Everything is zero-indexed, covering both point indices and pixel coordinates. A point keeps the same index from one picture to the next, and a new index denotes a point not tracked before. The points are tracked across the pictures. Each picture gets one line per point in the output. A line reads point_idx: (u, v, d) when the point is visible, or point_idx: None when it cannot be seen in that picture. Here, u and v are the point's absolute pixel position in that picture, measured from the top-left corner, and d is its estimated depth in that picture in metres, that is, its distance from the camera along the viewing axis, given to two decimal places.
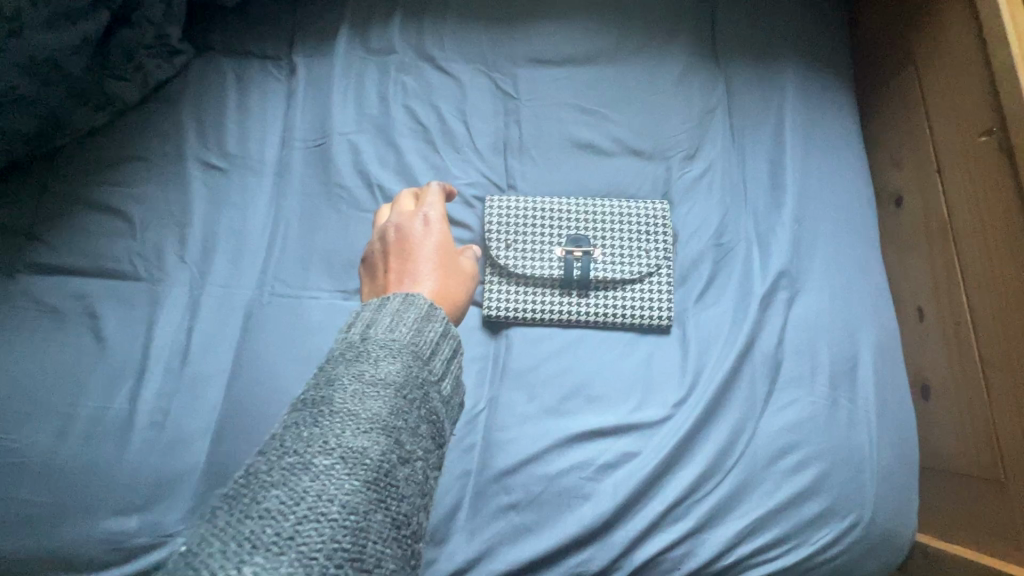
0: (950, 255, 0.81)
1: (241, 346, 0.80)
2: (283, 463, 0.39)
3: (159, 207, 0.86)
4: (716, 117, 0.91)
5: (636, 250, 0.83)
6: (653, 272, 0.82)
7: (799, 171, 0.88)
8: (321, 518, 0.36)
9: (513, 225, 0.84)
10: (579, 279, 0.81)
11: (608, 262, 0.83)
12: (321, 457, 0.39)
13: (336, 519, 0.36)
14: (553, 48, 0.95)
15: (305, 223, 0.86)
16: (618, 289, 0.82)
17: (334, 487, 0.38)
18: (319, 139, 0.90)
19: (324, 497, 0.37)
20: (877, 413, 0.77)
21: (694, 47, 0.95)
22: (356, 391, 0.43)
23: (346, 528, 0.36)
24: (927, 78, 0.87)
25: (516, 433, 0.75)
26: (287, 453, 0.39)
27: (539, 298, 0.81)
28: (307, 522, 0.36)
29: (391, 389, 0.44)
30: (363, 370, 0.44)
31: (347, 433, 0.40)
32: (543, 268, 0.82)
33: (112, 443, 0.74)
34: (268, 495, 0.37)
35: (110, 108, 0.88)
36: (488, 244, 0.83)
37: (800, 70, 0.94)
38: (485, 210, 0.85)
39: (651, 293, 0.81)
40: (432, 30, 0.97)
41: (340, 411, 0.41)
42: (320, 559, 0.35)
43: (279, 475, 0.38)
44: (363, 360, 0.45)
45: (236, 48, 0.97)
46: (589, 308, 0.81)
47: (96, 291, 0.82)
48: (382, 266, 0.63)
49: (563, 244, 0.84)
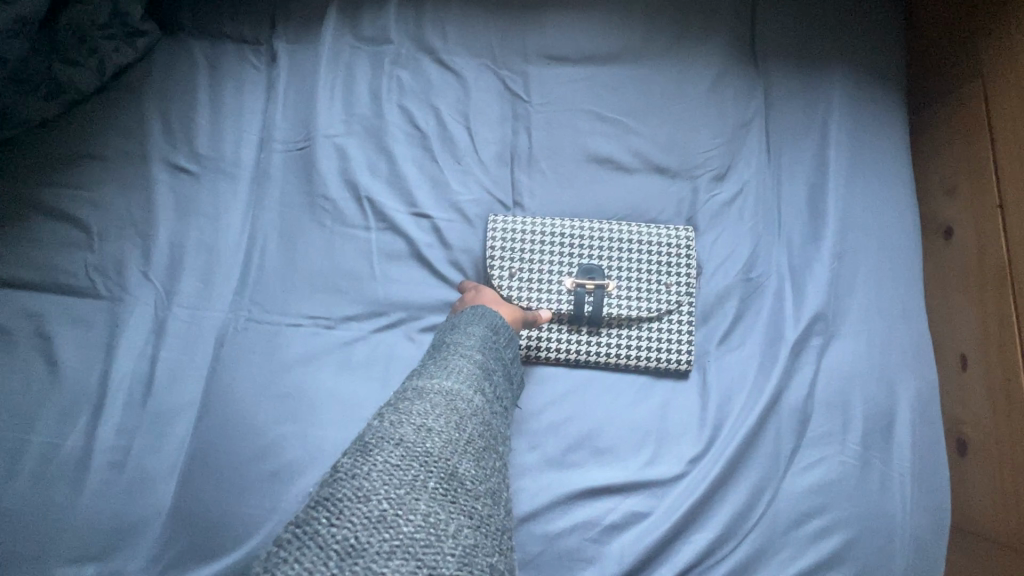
0: (1004, 300, 0.72)
1: (211, 378, 0.71)
2: (435, 350, 0.55)
3: (121, 214, 0.76)
4: (751, 132, 0.81)
5: (654, 284, 0.74)
6: (673, 309, 0.74)
7: (841, 197, 0.78)
8: (465, 364, 0.52)
9: (518, 251, 0.75)
10: (590, 315, 0.73)
11: (623, 297, 0.74)
12: (449, 355, 0.53)
13: (475, 366, 0.53)
14: (570, 43, 0.84)
15: (285, 239, 0.77)
16: (632, 327, 0.73)
17: (462, 362, 0.52)
18: (302, 141, 0.80)
19: (458, 365, 0.51)
20: (912, 474, 0.69)
21: (729, 49, 0.84)
22: (465, 327, 0.59)
23: (481, 373, 0.52)
24: (996, 96, 0.77)
25: (515, 487, 0.67)
26: (427, 360, 0.54)
27: (546, 334, 0.73)
28: (458, 361, 0.52)
29: (493, 320, 0.61)
30: (465, 321, 0.61)
31: (464, 344, 0.55)
32: (550, 301, 0.74)
33: (63, 486, 0.65)
34: (422, 372, 0.51)
35: (63, 96, 0.78)
36: (490, 271, 0.75)
37: (848, 81, 0.84)
38: (487, 230, 0.76)
39: (669, 334, 0.73)
40: (433, 17, 0.85)
41: (457, 336, 0.57)
42: (472, 376, 0.51)
43: (425, 365, 0.52)
44: (464, 317, 0.62)
45: (209, 30, 0.85)
46: (599, 347, 0.73)
47: (48, 310, 0.73)
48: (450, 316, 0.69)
49: (573, 274, 0.75)
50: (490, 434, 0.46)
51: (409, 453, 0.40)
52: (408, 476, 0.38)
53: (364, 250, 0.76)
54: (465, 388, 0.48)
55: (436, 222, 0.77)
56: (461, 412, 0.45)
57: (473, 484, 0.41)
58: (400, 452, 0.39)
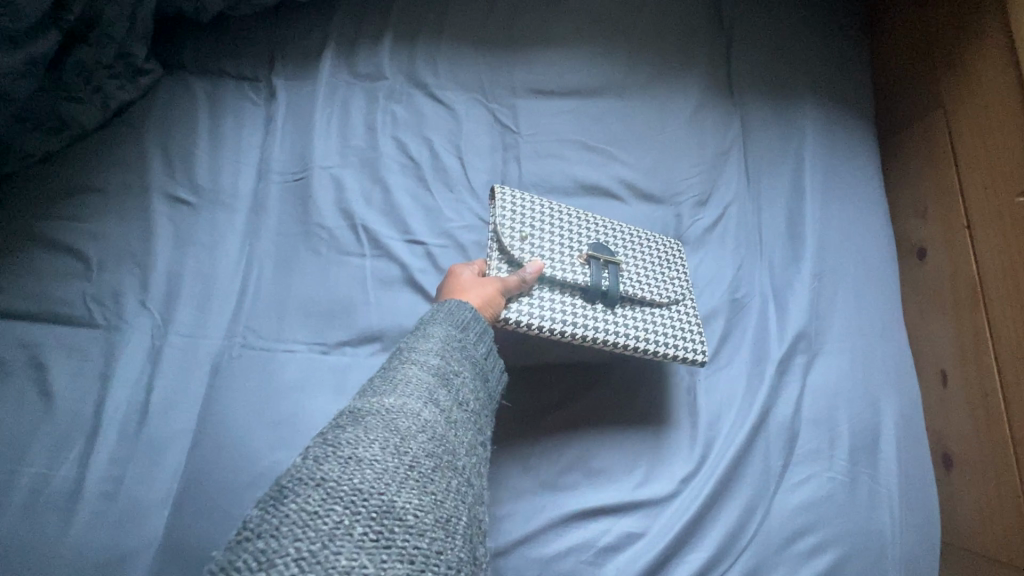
0: (978, 317, 0.76)
1: (206, 406, 0.72)
2: (387, 361, 0.52)
3: (120, 245, 0.78)
4: (730, 159, 0.85)
5: (660, 275, 0.74)
6: (679, 300, 0.73)
7: (818, 220, 0.82)
8: (414, 377, 0.49)
9: (529, 220, 0.72)
10: (607, 289, 0.69)
11: (633, 281, 0.72)
12: (396, 370, 0.50)
13: (427, 377, 0.49)
14: (556, 77, 0.88)
15: (281, 266, 0.78)
16: (645, 312, 0.72)
17: (407, 379, 0.48)
18: (299, 173, 0.82)
19: (401, 383, 0.48)
20: (899, 489, 0.71)
21: (707, 82, 0.89)
22: (418, 336, 0.56)
23: (432, 384, 0.49)
24: (957, 126, 0.81)
25: (509, 510, 0.67)
26: (374, 377, 0.50)
27: (561, 308, 0.67)
28: (406, 375, 0.49)
29: (457, 320, 0.58)
30: (421, 329, 0.57)
31: (413, 356, 0.52)
32: (566, 271, 0.69)
33: (52, 518, 0.65)
34: (363, 393, 0.47)
35: (66, 132, 0.80)
36: (499, 239, 0.70)
37: (819, 111, 0.89)
38: (495, 196, 0.72)
39: (678, 323, 0.72)
40: (425, 54, 0.89)
41: (409, 348, 0.54)
42: (420, 391, 0.47)
43: (368, 385, 0.49)
44: (421, 325, 0.58)
45: (210, 67, 0.89)
46: (616, 327, 0.69)
47: (43, 340, 0.73)
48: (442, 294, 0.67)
49: (585, 250, 0.72)
50: (438, 455, 0.43)
51: (332, 495, 0.36)
52: (328, 523, 0.34)
53: (360, 275, 0.78)
54: (410, 405, 0.45)
55: (430, 249, 0.79)
56: (401, 434, 0.42)
57: (414, 516, 0.37)
58: (320, 494, 0.36)
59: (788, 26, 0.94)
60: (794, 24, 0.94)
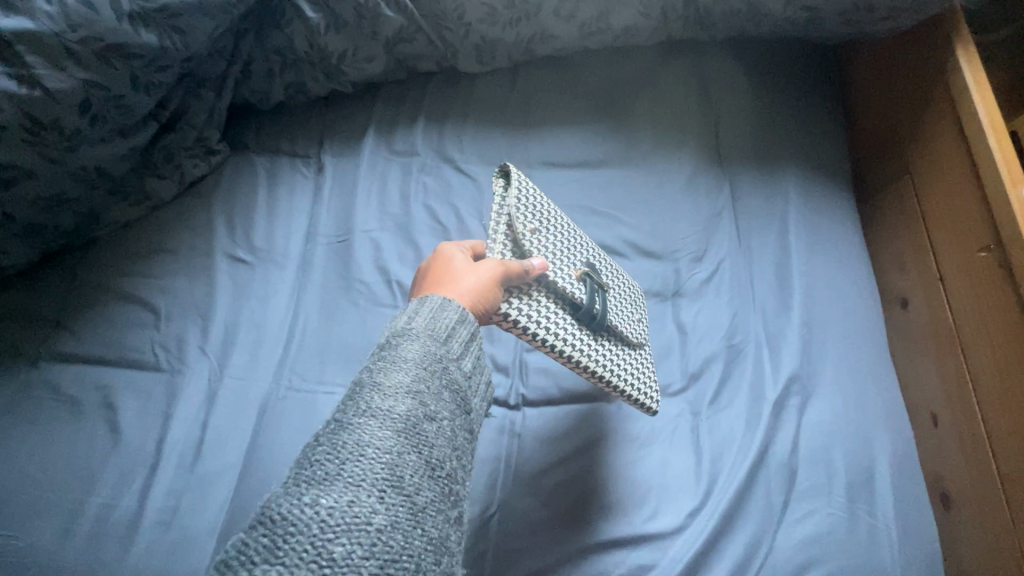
0: (959, 362, 0.82)
1: (254, 442, 0.79)
2: (350, 398, 0.49)
3: (185, 299, 0.89)
4: (723, 221, 0.96)
5: (632, 318, 0.80)
6: (644, 344, 0.80)
7: (804, 272, 0.91)
8: (365, 457, 0.44)
9: (539, 216, 0.74)
10: (598, 311, 0.72)
11: (615, 313, 0.77)
12: (357, 418, 0.47)
13: (391, 430, 0.47)
14: (566, 152, 1.01)
15: (324, 317, 0.88)
16: (620, 347, 0.76)
17: (368, 435, 0.46)
18: (342, 236, 0.94)
19: (361, 443, 0.45)
20: (896, 525, 0.75)
21: (699, 154, 1.01)
22: (387, 363, 0.52)
23: (386, 466, 0.45)
24: (924, 191, 0.91)
25: (528, 543, 0.73)
26: (333, 421, 0.48)
27: (554, 316, 0.69)
28: (366, 432, 0.46)
29: (429, 341, 0.55)
30: (390, 351, 0.53)
31: (377, 397, 0.49)
32: (567, 281, 0.72)
33: (116, 544, 0.72)
34: (317, 451, 0.45)
35: (146, 202, 0.93)
36: (510, 228, 0.71)
37: (801, 178, 1.00)
38: (509, 181, 0.74)
39: (643, 367, 0.78)
40: (452, 133, 1.03)
41: (374, 381, 0.50)
42: (382, 455, 0.45)
43: (325, 437, 0.46)
44: (390, 344, 0.54)
45: (268, 146, 1.03)
46: (597, 351, 0.72)
47: (115, 382, 0.83)
48: (442, 267, 0.68)
49: (581, 267, 0.75)
50: (397, 540, 0.42)
51: None
52: None
53: None
54: (368, 477, 0.43)
55: None
56: (356, 523, 0.41)
57: None
58: None
59: (771, 105, 1.06)
60: (776, 102, 1.06)
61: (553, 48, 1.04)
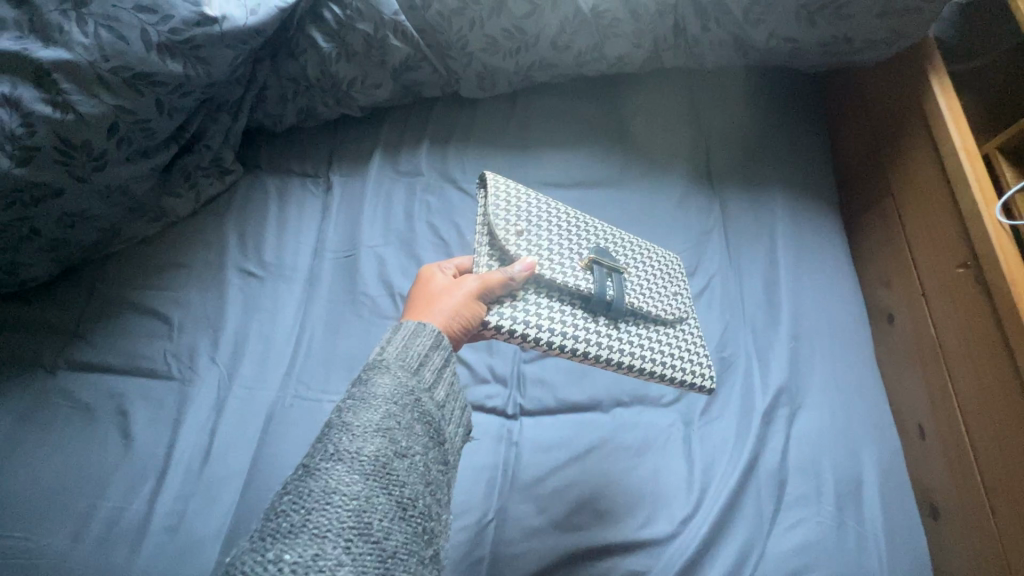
0: (942, 373, 0.85)
1: (260, 449, 0.82)
2: (320, 442, 0.53)
3: (198, 311, 0.93)
4: (713, 238, 1.00)
5: (662, 293, 0.84)
6: (685, 317, 0.84)
7: (791, 287, 0.94)
8: (331, 505, 0.47)
9: (527, 215, 0.78)
10: (612, 298, 0.77)
11: (637, 291, 0.81)
12: (326, 463, 0.50)
13: (359, 475, 0.50)
14: (563, 172, 1.05)
15: (330, 329, 0.92)
16: (647, 327, 0.80)
17: (336, 481, 0.49)
18: (348, 251, 0.99)
19: (329, 489, 0.48)
20: (884, 535, 0.76)
21: (691, 175, 1.06)
22: (357, 405, 0.56)
23: (352, 512, 0.48)
24: (904, 207, 0.95)
25: (525, 548, 0.75)
26: (303, 467, 0.51)
27: (564, 313, 0.74)
28: (335, 478, 0.49)
29: (399, 380, 0.59)
30: (360, 392, 0.57)
31: (346, 441, 0.52)
32: (571, 276, 0.76)
33: (124, 548, 0.74)
34: (286, 499, 0.48)
35: (163, 219, 0.98)
36: (492, 233, 0.75)
37: (788, 197, 1.04)
38: (489, 186, 0.78)
39: (683, 341, 0.83)
40: (455, 154, 1.08)
41: (344, 425, 0.54)
42: (350, 500, 0.48)
43: (294, 485, 0.49)
44: (360, 385, 0.58)
45: (280, 166, 1.08)
46: (619, 338, 0.77)
47: (129, 391, 0.86)
48: (427, 288, 0.73)
49: (586, 254, 0.79)
50: None
51: None
52: None
53: None
54: (336, 524, 0.47)
55: None
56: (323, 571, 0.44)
57: None
58: None
59: (760, 128, 1.11)
60: (763, 124, 1.11)
61: (551, 75, 1.10)
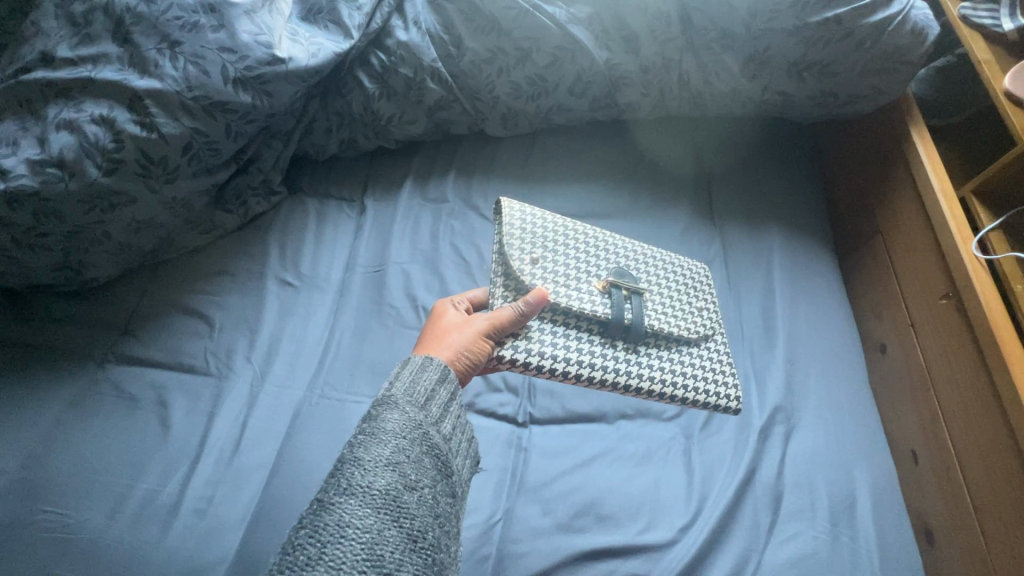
0: (931, 400, 0.89)
1: (286, 442, 0.88)
2: (334, 477, 0.57)
3: (238, 314, 1.01)
4: (714, 267, 1.07)
5: (691, 309, 0.92)
6: (712, 335, 0.92)
7: (787, 315, 1.01)
8: (345, 538, 0.51)
9: (541, 245, 0.86)
10: (630, 322, 0.84)
11: (657, 314, 0.88)
12: (340, 497, 0.54)
13: (370, 509, 0.54)
14: (576, 203, 1.15)
15: (356, 335, 1.00)
16: (668, 348, 0.87)
17: (349, 516, 0.53)
18: (377, 267, 1.08)
19: (343, 523, 0.52)
20: (877, 552, 0.80)
21: (692, 210, 1.15)
22: (368, 441, 0.60)
23: (365, 545, 0.51)
24: (894, 250, 1.04)
25: (530, 548, 0.77)
26: (318, 502, 0.55)
27: (582, 342, 0.82)
28: (349, 512, 0.53)
29: (407, 417, 0.64)
30: (371, 429, 0.62)
31: (359, 476, 0.56)
32: (587, 305, 0.83)
33: (154, 528, 0.79)
34: (302, 533, 0.52)
35: (213, 231, 1.08)
36: (505, 260, 0.83)
37: (784, 234, 1.12)
38: (501, 213, 0.86)
39: (710, 355, 0.90)
40: (478, 184, 1.19)
41: (356, 461, 0.58)
42: (362, 535, 0.52)
43: (309, 519, 0.53)
44: (371, 422, 0.62)
45: (320, 190, 1.19)
46: (640, 365, 0.84)
47: (170, 383, 0.93)
48: (439, 322, 0.80)
49: (602, 278, 0.87)
50: None
51: None
52: None
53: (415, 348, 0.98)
54: (349, 558, 0.50)
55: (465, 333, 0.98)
56: None
57: None
58: None
59: (758, 172, 1.21)
60: (760, 170, 1.21)
61: (567, 118, 1.21)
